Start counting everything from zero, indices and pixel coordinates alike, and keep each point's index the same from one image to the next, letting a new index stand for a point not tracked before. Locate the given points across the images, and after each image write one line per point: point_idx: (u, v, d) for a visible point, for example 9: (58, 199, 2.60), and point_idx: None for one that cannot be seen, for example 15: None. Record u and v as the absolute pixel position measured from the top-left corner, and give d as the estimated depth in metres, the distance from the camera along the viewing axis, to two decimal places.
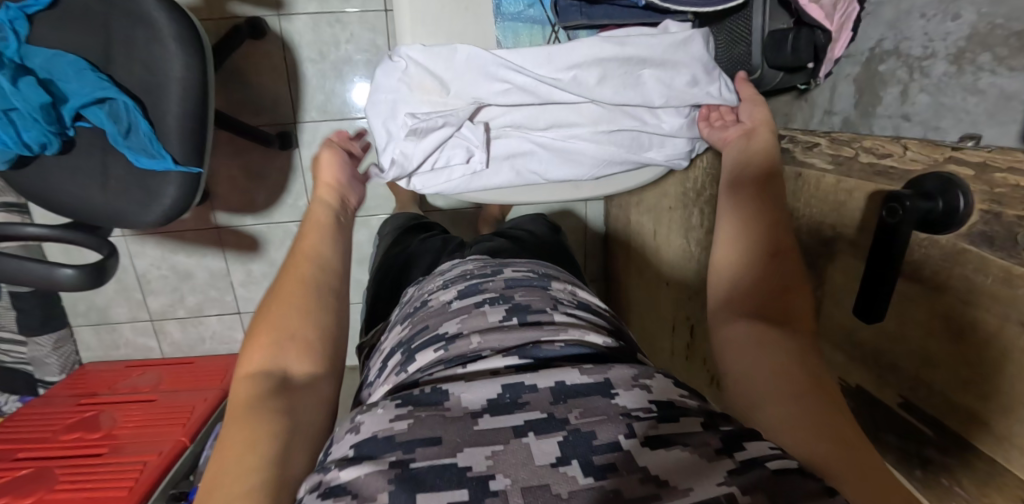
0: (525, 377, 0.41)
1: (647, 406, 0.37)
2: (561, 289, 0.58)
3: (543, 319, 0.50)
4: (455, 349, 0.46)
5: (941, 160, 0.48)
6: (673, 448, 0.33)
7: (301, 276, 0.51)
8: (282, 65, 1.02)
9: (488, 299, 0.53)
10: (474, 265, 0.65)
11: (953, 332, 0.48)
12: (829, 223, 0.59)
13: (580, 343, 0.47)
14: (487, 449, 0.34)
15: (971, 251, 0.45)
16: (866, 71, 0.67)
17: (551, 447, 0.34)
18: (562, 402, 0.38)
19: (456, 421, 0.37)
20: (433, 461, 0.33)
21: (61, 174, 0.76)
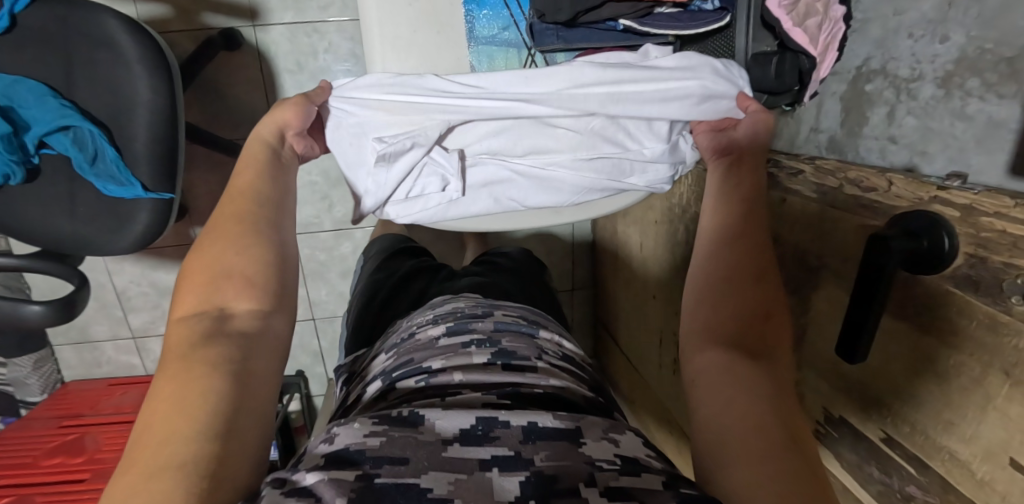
0: (500, 412, 0.40)
1: (612, 458, 0.37)
2: (547, 339, 0.56)
3: (527, 365, 0.48)
4: (437, 382, 0.45)
5: (928, 198, 0.46)
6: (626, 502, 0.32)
7: (238, 212, 0.47)
8: (258, 77, 1.00)
9: (476, 340, 0.51)
10: (467, 303, 0.62)
11: (936, 373, 0.48)
12: (814, 252, 0.58)
13: (559, 392, 0.45)
14: (451, 475, 0.34)
15: (956, 294, 0.44)
16: (853, 89, 0.65)
17: (512, 485, 0.34)
18: (532, 441, 0.37)
19: (426, 445, 0.36)
20: (398, 480, 0.33)
21: (25, 203, 0.73)
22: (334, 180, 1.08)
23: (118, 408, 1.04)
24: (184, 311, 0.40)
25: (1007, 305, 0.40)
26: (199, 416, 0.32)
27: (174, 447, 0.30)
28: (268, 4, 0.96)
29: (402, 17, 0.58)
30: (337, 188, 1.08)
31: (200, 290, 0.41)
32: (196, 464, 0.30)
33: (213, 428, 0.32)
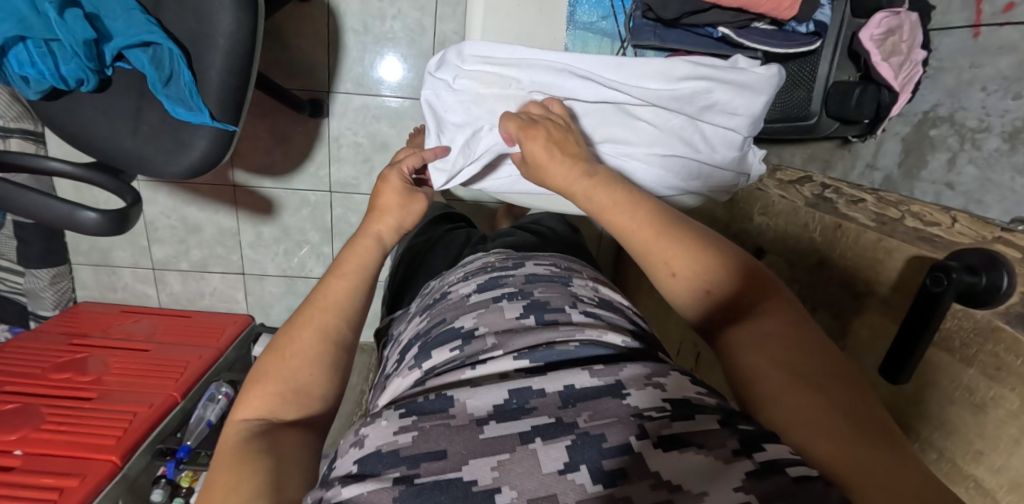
0: (533, 382, 0.43)
1: (661, 406, 0.39)
2: (583, 286, 0.60)
3: (560, 319, 0.52)
4: (471, 349, 0.48)
5: (990, 238, 0.50)
6: (686, 451, 0.35)
7: (322, 326, 0.48)
8: (324, 32, 1.00)
9: (506, 294, 0.56)
10: (496, 257, 0.67)
11: (973, 404, 0.50)
12: (862, 277, 0.60)
13: (595, 343, 0.48)
14: (493, 460, 0.37)
15: (1005, 330, 0.47)
16: (916, 132, 0.67)
17: (559, 452, 0.36)
18: (571, 406, 0.41)
19: (461, 430, 0.39)
20: (439, 476, 0.36)
21: (92, 112, 0.74)
22: (379, 145, 1.08)
23: (128, 335, 1.03)
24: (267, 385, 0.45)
25: None
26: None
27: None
28: None
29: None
30: (381, 153, 1.09)
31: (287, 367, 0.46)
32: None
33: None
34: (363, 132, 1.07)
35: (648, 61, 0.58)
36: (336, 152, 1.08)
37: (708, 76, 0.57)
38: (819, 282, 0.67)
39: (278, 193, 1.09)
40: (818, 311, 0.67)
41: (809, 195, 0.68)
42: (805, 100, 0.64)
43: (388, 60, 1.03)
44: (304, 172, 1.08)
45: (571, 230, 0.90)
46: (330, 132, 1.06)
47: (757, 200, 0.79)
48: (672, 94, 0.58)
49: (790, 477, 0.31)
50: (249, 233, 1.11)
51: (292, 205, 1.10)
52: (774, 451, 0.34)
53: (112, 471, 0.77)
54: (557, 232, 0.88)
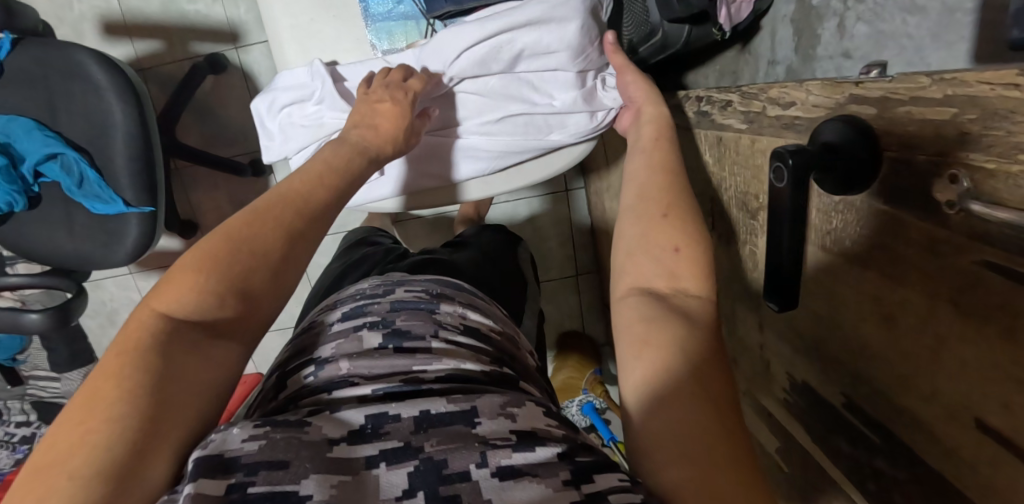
0: (389, 406, 0.34)
1: (507, 436, 0.32)
2: (450, 313, 0.46)
3: (420, 347, 0.40)
4: (319, 379, 0.38)
5: (842, 99, 0.38)
6: (521, 480, 0.29)
7: (277, 214, 0.42)
8: (246, 95, 1.06)
9: (366, 323, 0.43)
10: (371, 283, 0.51)
11: (882, 316, 0.39)
12: (752, 193, 0.50)
13: (453, 371, 0.39)
14: (334, 477, 0.29)
15: (887, 213, 0.36)
16: (801, 7, 0.56)
17: (400, 478, 0.29)
18: (424, 431, 0.32)
19: (310, 444, 0.30)
20: (274, 487, 0.28)
21: (32, 226, 0.82)
22: None
23: None
24: (162, 311, 0.36)
25: (939, 217, 0.32)
26: (111, 459, 0.29)
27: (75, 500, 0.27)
28: (246, 25, 1.02)
29: (299, 7, 0.59)
30: None
31: (185, 297, 0.37)
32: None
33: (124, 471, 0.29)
34: None
35: (438, 39, 0.56)
36: None
37: (507, 24, 0.53)
38: (725, 209, 0.57)
39: None
40: (733, 243, 0.57)
41: (695, 112, 0.59)
42: (644, 13, 0.55)
43: None
44: None
45: (511, 242, 0.79)
46: (278, 186, 1.11)
47: None
48: (471, 58, 0.56)
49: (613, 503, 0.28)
50: None
51: None
52: (603, 483, 0.30)
53: None
54: (486, 244, 0.76)
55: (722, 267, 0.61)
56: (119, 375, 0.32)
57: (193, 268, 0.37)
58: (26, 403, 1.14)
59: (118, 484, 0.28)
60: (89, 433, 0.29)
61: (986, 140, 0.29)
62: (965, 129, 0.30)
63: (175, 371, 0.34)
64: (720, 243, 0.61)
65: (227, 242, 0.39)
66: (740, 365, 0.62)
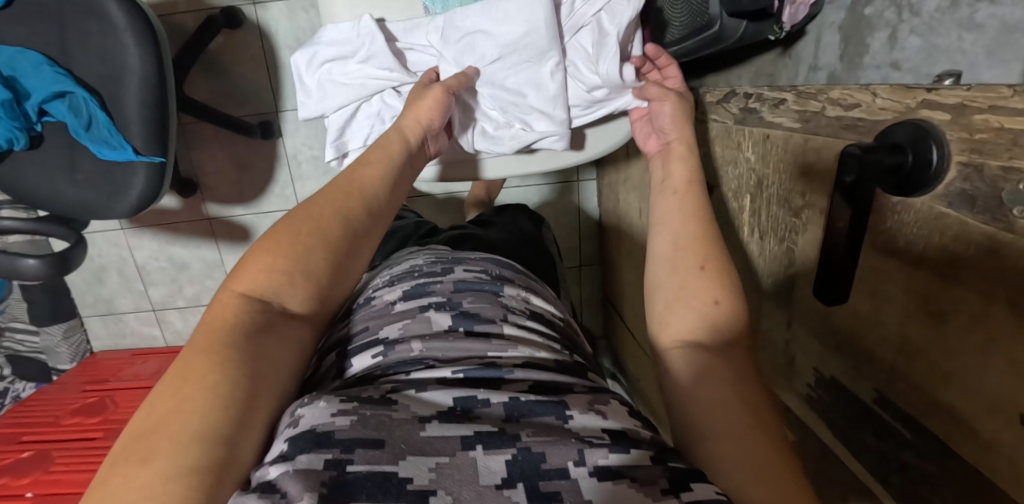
0: (479, 390, 0.39)
1: (600, 435, 0.36)
2: (513, 295, 0.53)
3: (491, 330, 0.46)
4: (394, 356, 0.43)
5: (914, 104, 0.40)
6: (620, 482, 0.32)
7: (341, 205, 0.50)
8: (260, 54, 1.02)
9: (434, 304, 0.49)
10: (424, 260, 0.59)
11: (931, 314, 0.41)
12: (799, 191, 0.52)
13: (528, 360, 0.44)
14: (432, 460, 0.33)
15: (950, 215, 0.38)
16: (852, 16, 0.58)
17: (498, 466, 0.33)
18: (515, 420, 0.37)
19: (403, 423, 0.35)
20: (374, 467, 0.32)
21: (31, 168, 0.78)
22: None
23: (137, 375, 1.09)
24: (241, 291, 0.43)
25: (1006, 221, 0.34)
26: (217, 429, 0.34)
27: (179, 459, 0.32)
28: None
29: None
30: None
31: (262, 275, 0.44)
32: (199, 477, 0.31)
33: (231, 423, 0.35)
34: (318, 144, 1.08)
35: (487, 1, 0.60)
36: (297, 169, 1.09)
37: None
38: (762, 206, 0.58)
39: (251, 218, 1.12)
40: (768, 238, 0.58)
41: (739, 110, 0.60)
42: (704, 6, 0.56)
43: None
44: (271, 194, 1.11)
45: (536, 222, 0.84)
46: (286, 151, 1.08)
47: (696, 131, 0.71)
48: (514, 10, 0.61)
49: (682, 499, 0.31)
50: (232, 262, 1.15)
51: (267, 228, 1.13)
52: (705, 492, 0.32)
53: None
54: (512, 220, 0.82)
55: (750, 262, 0.63)
56: (212, 347, 0.37)
57: (267, 252, 0.45)
58: None
59: (229, 442, 0.34)
60: (192, 391, 0.35)
61: None
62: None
63: (262, 339, 0.40)
64: (751, 240, 0.62)
65: (295, 232, 0.46)
66: (762, 359, 0.65)
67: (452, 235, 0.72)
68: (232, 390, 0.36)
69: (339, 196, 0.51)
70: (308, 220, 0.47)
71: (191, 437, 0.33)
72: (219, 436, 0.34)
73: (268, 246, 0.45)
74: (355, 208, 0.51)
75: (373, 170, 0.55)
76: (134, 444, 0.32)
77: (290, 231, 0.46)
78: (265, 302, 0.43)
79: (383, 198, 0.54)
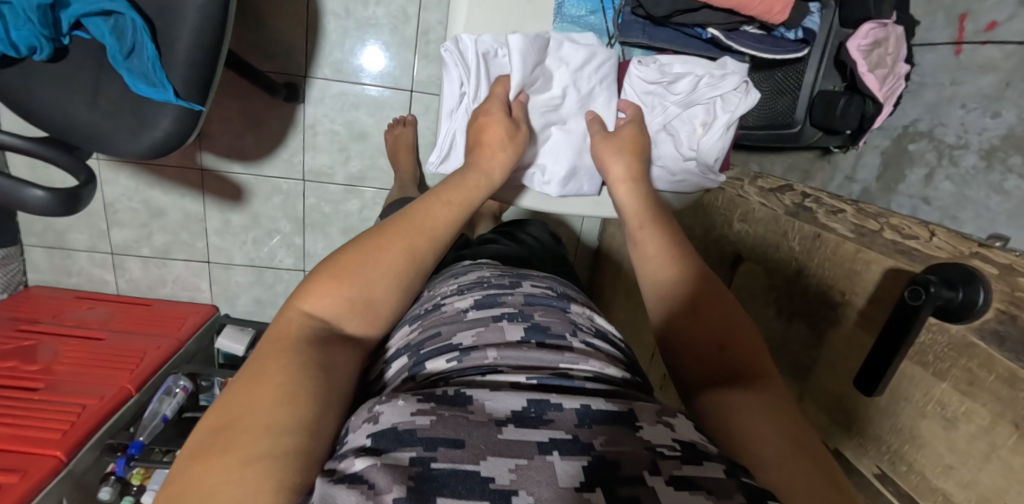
0: (551, 394, 0.39)
1: (671, 445, 0.36)
2: (579, 313, 0.53)
3: (562, 344, 0.46)
4: (469, 362, 0.43)
5: (967, 253, 0.49)
6: (697, 494, 0.31)
7: (410, 246, 0.46)
8: (303, 13, 0.96)
9: (506, 314, 0.49)
10: (491, 272, 0.59)
11: (944, 419, 0.50)
12: (839, 288, 0.60)
13: (598, 375, 0.44)
14: (511, 461, 0.33)
15: (979, 345, 0.47)
16: (896, 146, 0.68)
17: (576, 470, 0.33)
18: (587, 426, 0.37)
19: (480, 426, 0.35)
20: (457, 466, 0.32)
21: (44, 82, 0.69)
22: (356, 134, 1.05)
23: (83, 322, 0.98)
24: (306, 311, 0.42)
25: None
26: (295, 425, 0.33)
27: (261, 445, 0.32)
28: None
29: None
30: (359, 142, 1.05)
31: (325, 299, 0.42)
32: (287, 458, 0.32)
33: (311, 423, 0.34)
34: (341, 120, 1.04)
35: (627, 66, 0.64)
36: (312, 140, 1.04)
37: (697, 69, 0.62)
38: (797, 291, 0.66)
39: (248, 179, 1.05)
40: (795, 319, 0.67)
41: (794, 204, 0.69)
42: (790, 108, 0.64)
43: (369, 48, 1.00)
44: (277, 158, 1.04)
45: (554, 240, 0.84)
46: (305, 118, 1.03)
47: (737, 206, 0.79)
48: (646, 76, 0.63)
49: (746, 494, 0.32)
50: (216, 219, 1.07)
51: (263, 193, 1.06)
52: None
53: (56, 467, 0.72)
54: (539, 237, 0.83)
55: (770, 335, 0.71)
56: (283, 354, 0.37)
57: (336, 275, 0.43)
58: None
59: (308, 442, 0.33)
60: (264, 389, 0.35)
61: None
62: None
63: (329, 359, 0.39)
64: (775, 315, 0.70)
65: (360, 261, 0.44)
66: None
67: (484, 251, 0.70)
68: (314, 388, 0.36)
69: (410, 232, 0.46)
70: (369, 249, 0.45)
71: (265, 427, 0.32)
72: (303, 426, 0.34)
73: (338, 274, 0.43)
74: (422, 249, 0.47)
75: (440, 210, 0.49)
76: (212, 435, 0.33)
77: (371, 267, 0.44)
78: (328, 324, 0.42)
79: (451, 239, 0.49)
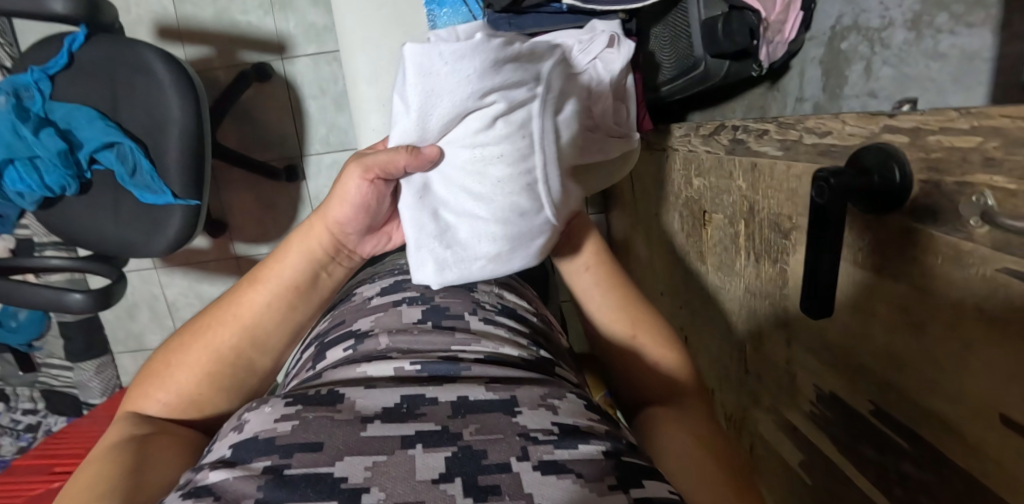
0: (428, 389, 0.41)
1: (549, 431, 0.37)
2: (487, 292, 0.59)
3: (457, 326, 0.51)
4: (362, 348, 0.48)
5: (876, 129, 0.43)
6: (565, 478, 0.33)
7: (257, 298, 0.50)
8: (287, 104, 1.10)
9: (407, 298, 0.56)
10: (407, 261, 0.67)
11: (911, 324, 0.43)
12: (786, 213, 0.54)
13: (490, 353, 0.47)
14: (368, 459, 0.34)
15: (918, 229, 0.41)
16: (830, 50, 0.62)
17: (436, 462, 0.34)
18: (460, 416, 0.38)
19: (344, 424, 0.37)
20: (310, 470, 0.33)
21: (81, 211, 0.85)
22: None
23: None
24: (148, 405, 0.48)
25: (968, 232, 0.37)
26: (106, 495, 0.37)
27: None
28: (294, 39, 1.08)
29: None
30: None
31: (184, 372, 0.48)
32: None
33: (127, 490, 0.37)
34: None
35: None
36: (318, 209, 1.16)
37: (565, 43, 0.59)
38: (756, 230, 0.61)
39: None
40: (763, 261, 0.61)
41: (730, 140, 0.64)
42: (688, 48, 0.61)
43: None
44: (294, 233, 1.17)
45: None
46: (309, 192, 1.15)
47: (691, 162, 0.75)
48: None
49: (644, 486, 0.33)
50: None
51: None
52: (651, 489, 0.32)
53: None
54: None
55: (749, 284, 0.65)
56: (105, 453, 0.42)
57: (189, 351, 0.48)
58: (35, 391, 1.15)
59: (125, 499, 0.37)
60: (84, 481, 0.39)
61: (1007, 164, 0.33)
62: (989, 155, 0.34)
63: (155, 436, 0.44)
64: (747, 261, 0.65)
65: (209, 328, 0.49)
66: (766, 379, 0.66)
67: None
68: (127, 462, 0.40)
69: (255, 287, 0.50)
70: (226, 318, 0.49)
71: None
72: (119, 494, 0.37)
73: (192, 337, 0.49)
74: (270, 298, 0.50)
75: (290, 259, 0.50)
76: None
77: (221, 325, 0.49)
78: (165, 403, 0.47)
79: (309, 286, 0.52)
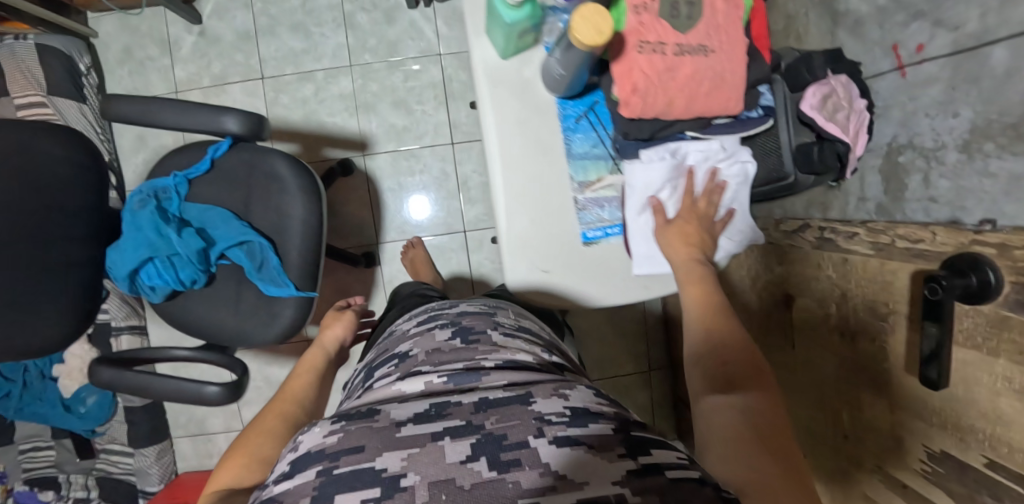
0: (452, 397, 0.42)
1: (562, 414, 0.37)
2: (506, 318, 0.62)
3: (482, 340, 0.53)
4: (405, 365, 0.50)
5: (967, 242, 0.57)
6: (577, 448, 0.34)
7: (281, 411, 0.52)
8: (366, 195, 1.20)
9: (443, 324, 0.58)
10: (437, 304, 0.69)
11: (1018, 391, 0.52)
12: (882, 300, 0.65)
13: (505, 362, 0.48)
14: (405, 452, 0.34)
15: (1013, 316, 0.51)
16: (888, 162, 0.76)
17: (464, 447, 0.34)
18: (482, 411, 0.39)
19: (381, 429, 0.37)
20: (357, 466, 0.33)
21: (201, 303, 0.89)
22: None
23: None
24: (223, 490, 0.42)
25: None
26: None
27: None
28: (375, 138, 1.19)
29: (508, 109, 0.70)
30: None
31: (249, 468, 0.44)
32: None
33: None
34: None
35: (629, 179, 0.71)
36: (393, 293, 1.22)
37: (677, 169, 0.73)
38: (849, 313, 0.71)
39: None
40: (858, 338, 0.71)
41: (817, 239, 0.77)
42: (778, 164, 0.73)
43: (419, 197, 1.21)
44: None
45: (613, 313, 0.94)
46: (384, 277, 1.22)
47: (771, 254, 0.88)
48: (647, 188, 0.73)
49: (667, 478, 0.31)
50: None
51: None
52: (659, 457, 0.33)
53: None
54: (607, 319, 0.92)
55: (843, 359, 0.75)
56: None
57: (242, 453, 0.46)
58: (90, 479, 1.16)
59: None
60: None
61: None
62: None
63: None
64: (839, 339, 0.75)
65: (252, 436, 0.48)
66: (867, 444, 0.73)
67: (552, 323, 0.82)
68: None
69: (277, 405, 0.54)
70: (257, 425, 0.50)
71: None
72: None
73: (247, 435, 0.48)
74: (290, 409, 0.53)
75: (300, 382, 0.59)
76: None
77: (264, 419, 0.51)
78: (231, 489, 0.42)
79: (312, 395, 0.57)
